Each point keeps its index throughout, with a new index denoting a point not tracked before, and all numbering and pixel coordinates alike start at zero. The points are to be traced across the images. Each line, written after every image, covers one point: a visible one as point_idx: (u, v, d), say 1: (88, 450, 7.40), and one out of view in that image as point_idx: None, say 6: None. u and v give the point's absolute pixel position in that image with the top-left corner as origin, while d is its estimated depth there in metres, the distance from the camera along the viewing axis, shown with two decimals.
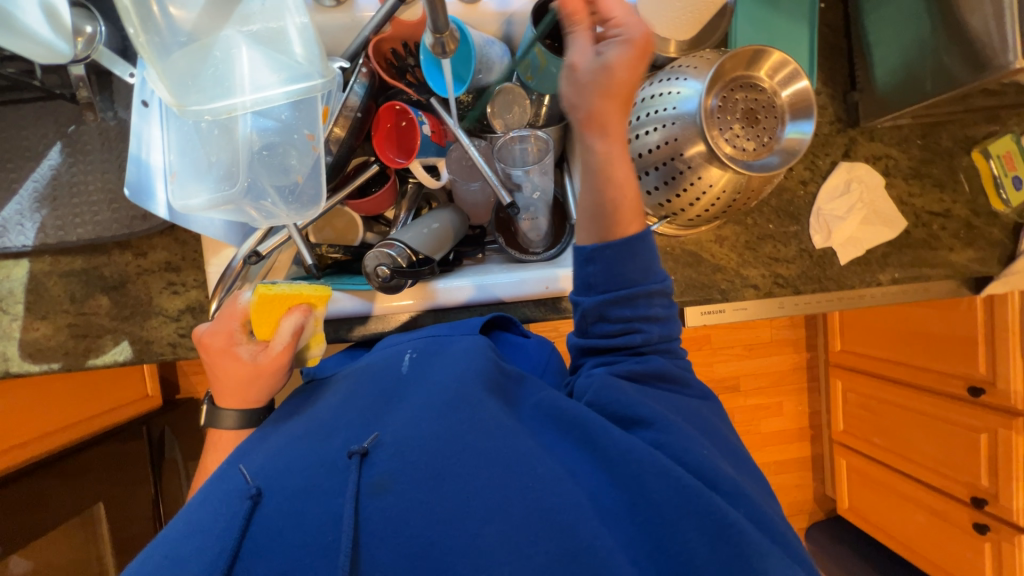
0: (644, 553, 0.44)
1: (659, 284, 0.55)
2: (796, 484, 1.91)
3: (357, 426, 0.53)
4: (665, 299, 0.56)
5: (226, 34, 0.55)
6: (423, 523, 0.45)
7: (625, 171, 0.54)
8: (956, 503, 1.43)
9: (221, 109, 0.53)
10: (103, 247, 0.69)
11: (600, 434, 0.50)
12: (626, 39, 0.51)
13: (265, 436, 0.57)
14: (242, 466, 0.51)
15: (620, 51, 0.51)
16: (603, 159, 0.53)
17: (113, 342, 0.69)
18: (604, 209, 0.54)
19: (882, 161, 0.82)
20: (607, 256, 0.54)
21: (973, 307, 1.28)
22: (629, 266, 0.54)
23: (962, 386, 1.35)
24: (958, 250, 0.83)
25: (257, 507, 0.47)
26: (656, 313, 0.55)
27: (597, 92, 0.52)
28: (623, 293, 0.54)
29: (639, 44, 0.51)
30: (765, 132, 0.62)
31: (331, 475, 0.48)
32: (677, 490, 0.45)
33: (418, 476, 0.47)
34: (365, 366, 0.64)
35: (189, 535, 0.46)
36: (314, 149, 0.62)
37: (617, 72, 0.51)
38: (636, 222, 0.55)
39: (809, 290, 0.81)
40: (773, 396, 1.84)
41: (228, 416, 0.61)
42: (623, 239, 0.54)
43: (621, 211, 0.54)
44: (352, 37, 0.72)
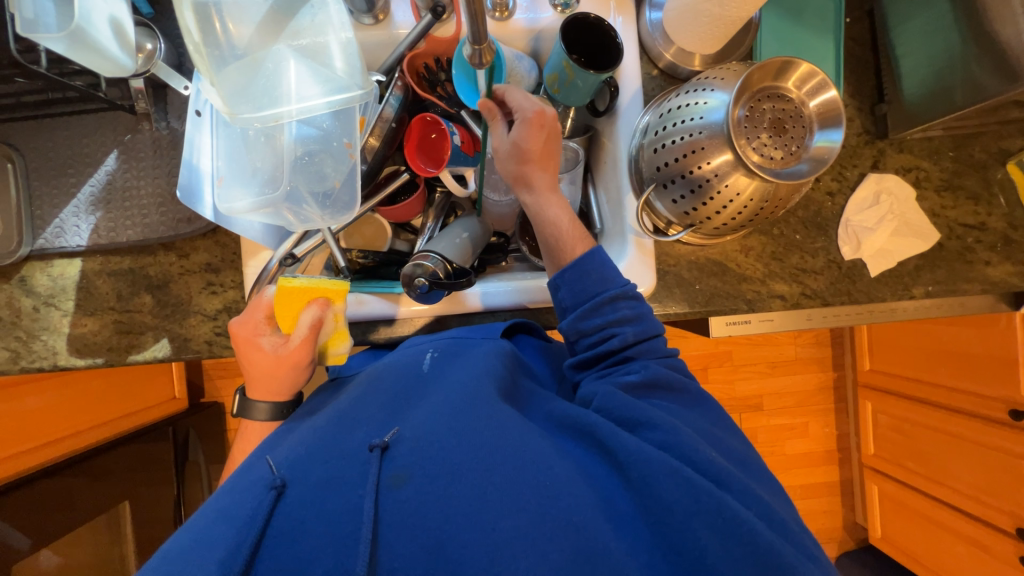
0: (658, 555, 0.44)
1: (619, 289, 0.60)
2: (824, 510, 1.83)
3: (377, 421, 0.54)
4: (630, 300, 0.60)
5: (278, 49, 0.59)
6: (441, 516, 0.45)
7: (557, 209, 0.63)
8: (999, 534, 1.35)
9: (268, 117, 0.57)
10: (149, 248, 0.73)
11: (608, 438, 0.50)
12: (525, 118, 0.61)
13: (293, 429, 0.58)
14: (268, 457, 0.52)
15: (525, 127, 0.61)
16: (535, 209, 0.64)
17: (154, 339, 0.72)
18: (554, 245, 0.63)
19: (913, 172, 0.81)
20: (567, 279, 0.61)
21: (1011, 325, 1.23)
22: (587, 280, 0.60)
23: (1003, 409, 1.29)
24: (996, 263, 0.81)
25: (280, 497, 0.47)
26: (623, 315, 0.59)
27: (515, 162, 0.63)
28: (589, 305, 0.59)
29: (538, 117, 0.61)
30: (793, 141, 0.62)
31: (352, 467, 0.49)
32: (689, 492, 0.44)
33: (437, 469, 0.48)
34: (385, 367, 0.65)
35: (213, 518, 0.46)
36: (351, 157, 0.65)
37: (529, 143, 0.62)
38: (584, 243, 0.63)
39: (838, 302, 0.79)
40: (798, 417, 1.78)
41: (260, 408, 0.64)
42: (572, 261, 0.61)
43: (563, 241, 0.63)
44: (388, 53, 0.76)
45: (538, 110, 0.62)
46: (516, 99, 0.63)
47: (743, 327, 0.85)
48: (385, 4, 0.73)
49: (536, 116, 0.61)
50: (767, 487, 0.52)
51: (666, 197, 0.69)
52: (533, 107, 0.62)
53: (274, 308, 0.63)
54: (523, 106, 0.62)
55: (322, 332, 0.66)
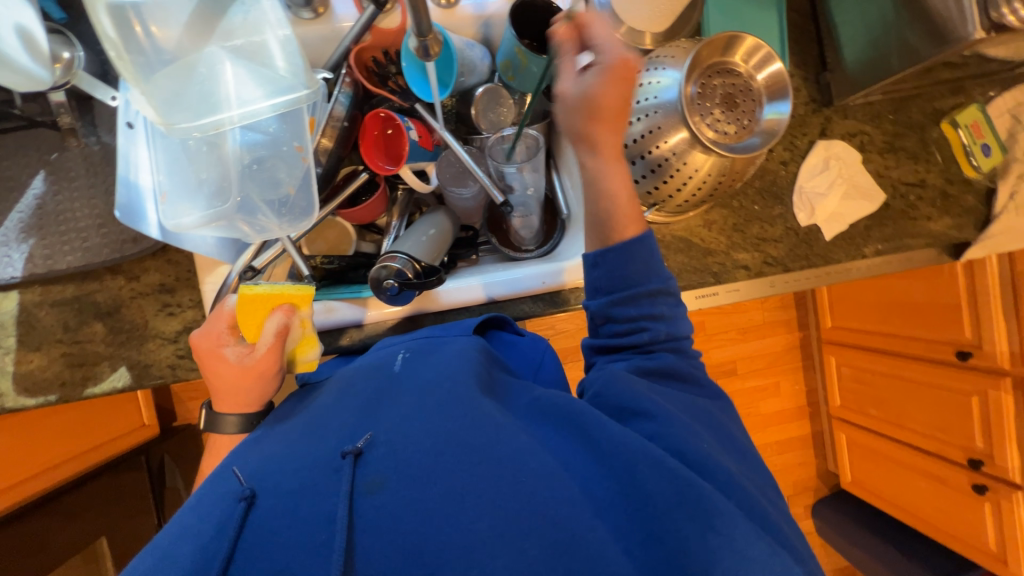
0: (635, 542, 0.44)
1: (661, 284, 0.57)
2: (799, 462, 1.94)
3: (349, 427, 0.53)
4: (669, 297, 0.58)
5: (210, 51, 0.55)
6: (418, 519, 0.45)
7: (618, 181, 0.57)
8: (953, 466, 1.47)
9: (209, 125, 0.53)
10: (94, 273, 0.68)
11: (594, 429, 0.51)
12: (607, 66, 0.54)
13: (263, 436, 0.56)
14: (235, 468, 0.51)
15: (603, 77, 0.54)
16: (593, 175, 0.58)
17: (111, 369, 0.68)
18: (605, 220, 0.58)
19: (857, 137, 0.85)
20: (610, 259, 0.57)
21: (954, 273, 1.33)
22: (632, 267, 0.57)
23: (950, 352, 1.39)
24: (936, 218, 0.86)
25: (251, 508, 0.47)
26: (660, 312, 0.57)
27: (584, 117, 0.56)
28: (626, 293, 0.56)
29: (623, 73, 0.54)
30: (744, 116, 0.63)
31: (325, 475, 0.48)
32: (670, 482, 0.46)
33: (413, 471, 0.48)
34: (357, 370, 0.63)
35: (184, 537, 0.45)
36: (303, 160, 0.62)
37: (607, 100, 0.55)
38: (636, 225, 0.58)
39: (798, 267, 0.83)
40: (769, 377, 1.87)
41: (229, 421, 0.61)
42: (620, 243, 0.57)
43: (616, 217, 0.58)
44: (333, 48, 0.73)
45: (622, 59, 0.54)
46: (609, 47, 0.54)
47: (711, 299, 0.88)
48: None
49: (624, 72, 0.54)
50: (738, 457, 0.53)
51: None
52: (621, 62, 0.54)
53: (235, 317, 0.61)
54: (610, 57, 0.54)
55: (289, 339, 0.64)
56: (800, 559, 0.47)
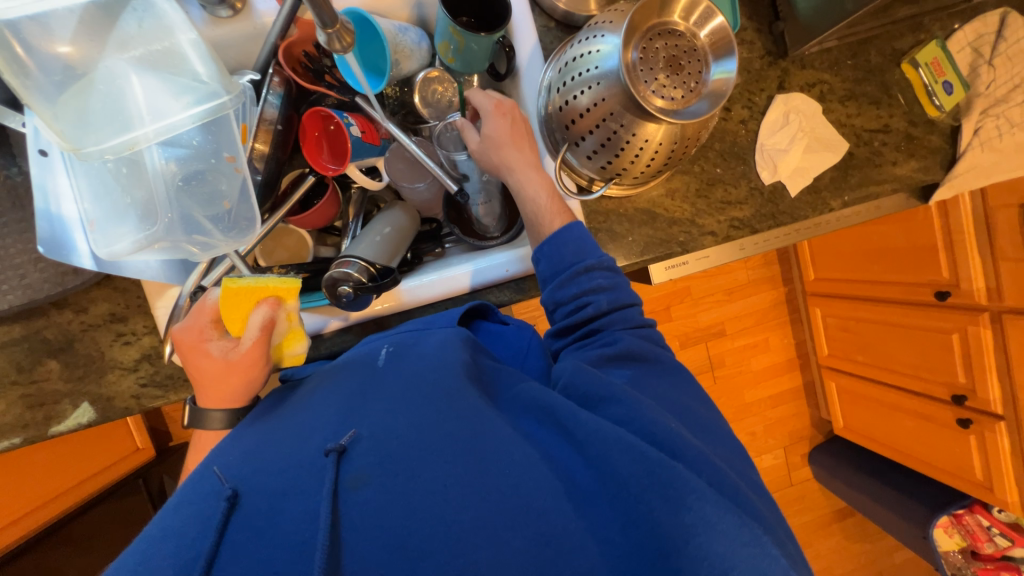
0: (615, 529, 0.44)
1: (595, 260, 0.60)
2: (793, 413, 1.97)
3: (333, 423, 0.51)
4: (606, 271, 0.61)
5: (108, 64, 0.51)
6: (403, 512, 0.43)
7: (536, 185, 0.64)
8: (938, 404, 1.50)
9: (123, 145, 0.50)
10: (40, 309, 0.66)
11: (568, 418, 0.50)
12: (489, 112, 0.65)
13: (244, 433, 0.53)
14: (215, 468, 0.48)
15: (491, 120, 0.64)
16: (516, 189, 0.64)
17: (73, 406, 0.67)
18: (534, 219, 0.64)
19: (817, 87, 0.83)
20: (547, 251, 0.61)
21: (929, 215, 1.33)
22: (565, 251, 0.60)
23: (929, 292, 1.41)
24: (902, 162, 0.85)
25: (234, 509, 0.44)
26: (598, 284, 0.59)
27: (492, 151, 0.65)
28: (565, 274, 0.60)
29: (498, 110, 0.65)
30: (691, 78, 0.60)
31: (306, 475, 0.45)
32: (642, 465, 0.45)
33: (396, 466, 0.46)
34: (342, 365, 0.62)
35: (160, 540, 0.43)
36: (238, 171, 0.59)
37: (496, 133, 0.64)
38: (562, 217, 0.63)
39: (765, 227, 0.82)
40: (758, 334, 1.88)
41: (215, 417, 0.58)
42: (551, 235, 0.62)
43: (542, 213, 0.63)
44: (259, 46, 0.69)
45: (498, 103, 0.65)
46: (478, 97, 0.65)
47: (681, 268, 0.87)
48: None
49: (498, 110, 0.65)
50: (706, 431, 0.53)
51: (580, 154, 0.68)
52: (490, 104, 0.65)
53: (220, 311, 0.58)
54: (483, 104, 0.66)
55: (274, 333, 0.61)
56: (774, 533, 0.46)
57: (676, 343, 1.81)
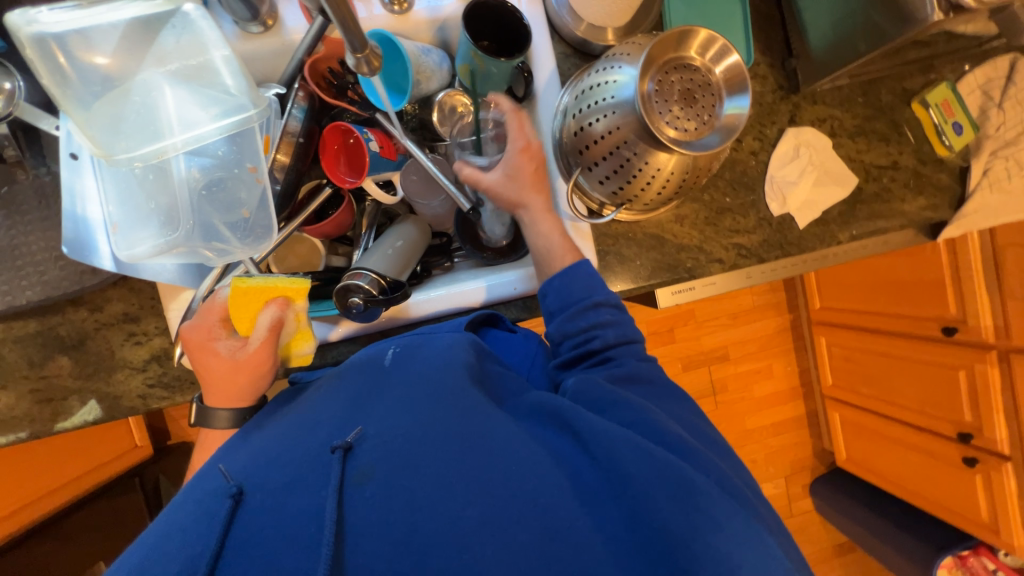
0: (621, 528, 0.43)
1: (603, 297, 0.61)
2: (795, 443, 1.94)
3: (338, 420, 0.51)
4: (614, 308, 0.61)
5: (145, 77, 0.53)
6: (405, 507, 0.43)
7: (551, 224, 0.65)
8: (944, 441, 1.48)
9: (151, 154, 0.52)
10: (56, 306, 0.67)
11: (574, 419, 0.49)
12: (516, 149, 0.65)
13: (250, 431, 0.54)
14: (222, 465, 0.48)
15: (516, 157, 0.65)
16: (529, 223, 0.66)
17: (80, 403, 0.67)
18: (544, 254, 0.65)
19: (827, 122, 0.84)
20: (555, 285, 0.63)
21: (937, 251, 1.33)
22: (574, 286, 0.61)
23: (937, 327, 1.40)
24: (910, 199, 0.86)
25: (239, 506, 0.44)
26: (606, 319, 0.60)
27: (513, 186, 0.65)
28: (575, 308, 0.60)
29: (526, 149, 0.65)
30: (704, 111, 0.62)
31: (311, 470, 0.46)
32: (650, 466, 0.44)
33: (399, 463, 0.46)
34: (347, 366, 0.62)
35: (168, 534, 0.43)
36: (259, 181, 0.61)
37: (519, 170, 0.65)
38: (573, 255, 0.65)
39: (772, 256, 0.82)
40: (762, 360, 1.87)
41: (220, 416, 0.58)
42: (561, 271, 0.63)
43: (554, 251, 0.65)
44: (286, 61, 0.71)
45: (528, 141, 0.65)
46: (510, 130, 0.65)
47: (689, 293, 0.88)
48: (271, 7, 0.67)
49: (526, 148, 0.65)
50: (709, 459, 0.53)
51: (592, 178, 0.69)
52: (521, 139, 0.65)
53: (229, 310, 0.59)
54: (513, 137, 0.66)
55: (283, 333, 0.62)
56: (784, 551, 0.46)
57: (679, 366, 1.80)
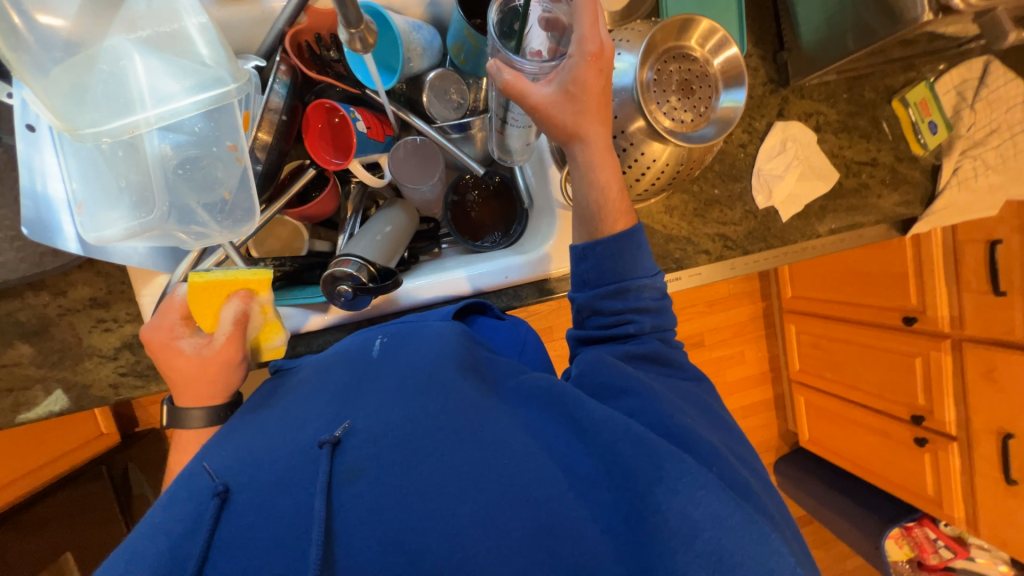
0: (618, 519, 0.43)
1: (647, 279, 0.58)
2: (761, 424, 2.04)
3: (327, 414, 0.50)
4: (656, 293, 0.59)
5: (114, 44, 0.49)
6: (398, 506, 0.42)
7: (610, 172, 0.55)
8: (898, 422, 1.58)
9: (122, 129, 0.48)
10: (13, 290, 0.62)
11: (575, 407, 0.50)
12: (585, 52, 0.49)
13: (235, 426, 0.52)
14: (205, 464, 0.47)
15: (582, 64, 0.49)
16: (585, 165, 0.55)
17: (45, 393, 0.64)
18: (594, 210, 0.57)
19: (813, 117, 0.86)
20: (599, 252, 0.57)
21: (902, 244, 1.40)
22: (619, 261, 0.57)
23: (898, 317, 1.48)
24: (886, 195, 0.89)
25: (225, 504, 0.43)
26: (646, 305, 0.57)
27: (571, 107, 0.52)
28: (613, 287, 0.57)
29: (596, 56, 0.49)
30: (701, 102, 0.61)
31: (300, 466, 0.45)
32: (646, 452, 0.45)
33: (391, 459, 0.45)
34: (333, 356, 0.60)
35: (151, 538, 0.42)
36: (239, 160, 0.58)
37: (584, 87, 0.51)
38: (625, 218, 0.58)
39: (756, 249, 0.84)
40: (735, 346, 1.94)
41: (194, 415, 0.55)
42: (611, 237, 0.57)
43: (607, 209, 0.57)
44: (265, 31, 0.67)
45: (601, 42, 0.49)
46: (581, 21, 0.47)
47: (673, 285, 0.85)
48: None
49: (599, 53, 0.49)
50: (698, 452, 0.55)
51: None
52: (594, 40, 0.48)
53: (190, 306, 0.57)
54: (584, 33, 0.48)
55: (250, 327, 0.60)
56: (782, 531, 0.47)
57: None
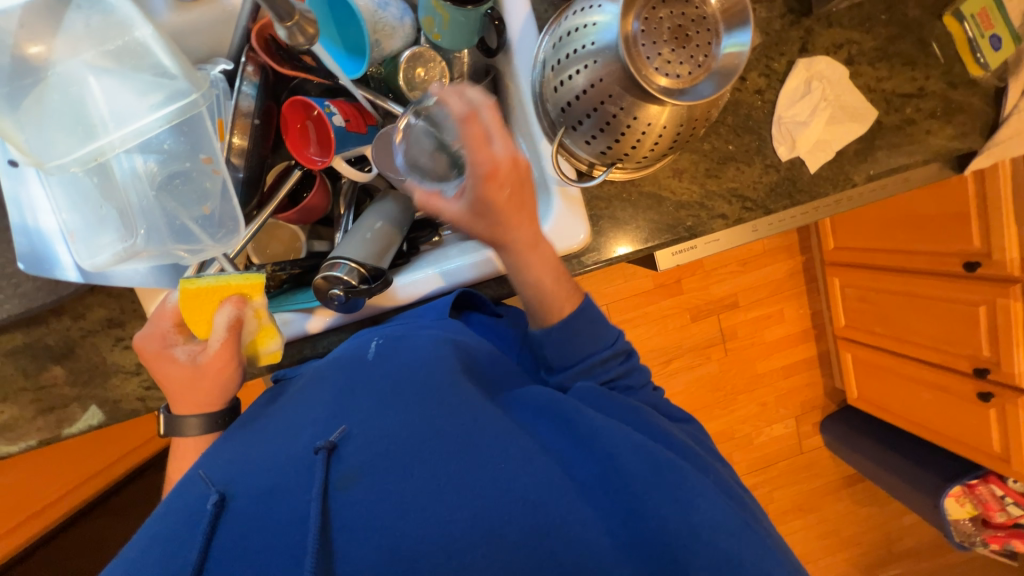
0: (616, 522, 0.44)
1: (610, 350, 0.59)
2: (806, 383, 1.93)
3: (323, 420, 0.50)
4: (620, 356, 0.61)
5: (69, 68, 0.49)
6: (394, 511, 0.42)
7: (541, 270, 0.55)
8: (959, 376, 1.45)
9: (89, 156, 0.49)
10: (39, 317, 0.66)
11: (572, 413, 0.51)
12: (481, 176, 0.45)
13: (233, 434, 0.53)
14: (204, 472, 0.48)
15: (482, 186, 0.46)
16: (515, 269, 0.54)
17: (82, 409, 0.68)
18: (535, 302, 0.57)
19: (844, 48, 0.75)
20: (556, 338, 0.58)
21: (963, 181, 1.24)
22: (579, 341, 0.58)
23: (958, 263, 1.34)
24: (937, 130, 0.77)
25: (221, 512, 0.44)
26: (614, 373, 0.59)
27: (483, 224, 0.49)
28: (581, 366, 0.58)
29: (494, 174, 0.45)
30: (699, 51, 0.53)
31: (297, 472, 0.45)
32: (645, 460, 0.46)
33: (387, 464, 0.45)
34: (329, 362, 0.60)
35: (147, 549, 0.44)
36: (217, 173, 0.57)
37: (491, 206, 0.47)
38: (571, 301, 0.58)
39: (781, 207, 0.75)
40: (772, 305, 1.83)
41: (191, 423, 0.58)
42: (562, 322, 0.57)
43: (547, 300, 0.57)
44: (231, 30, 0.65)
45: (496, 160, 0.45)
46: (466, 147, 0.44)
47: (690, 253, 0.82)
48: None
49: (494, 175, 0.45)
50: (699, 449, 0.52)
51: (578, 138, 0.62)
52: (486, 162, 0.44)
53: (183, 315, 0.59)
54: (473, 157, 0.44)
55: (245, 332, 0.61)
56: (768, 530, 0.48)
57: (687, 316, 1.76)
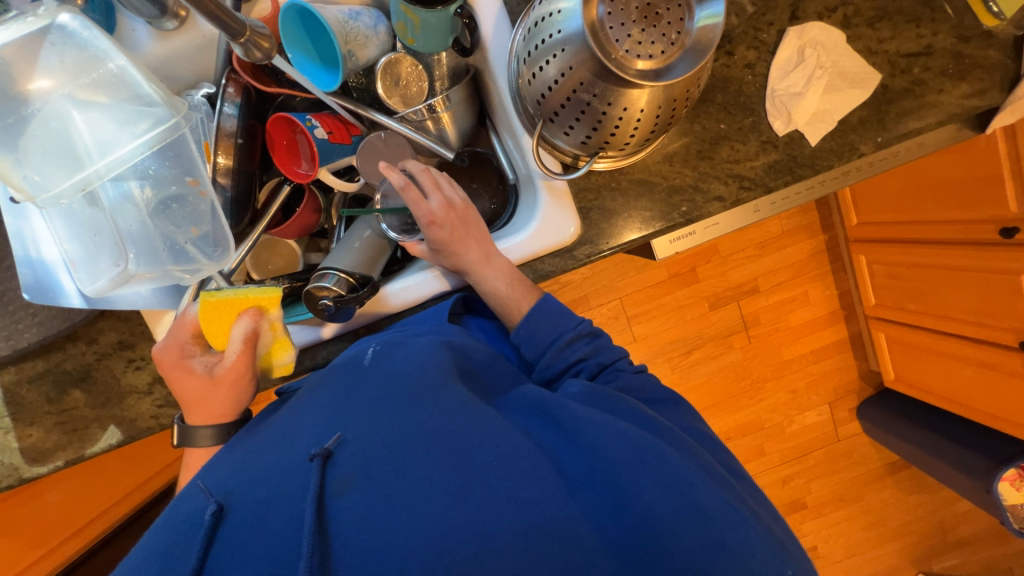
0: (606, 515, 0.44)
1: (574, 332, 0.63)
2: (837, 368, 1.83)
3: (318, 427, 0.50)
4: (587, 337, 0.64)
5: (54, 104, 0.52)
6: (387, 514, 0.42)
7: (495, 278, 0.63)
8: (1003, 351, 1.33)
9: (75, 185, 0.51)
10: (57, 343, 0.70)
11: (561, 410, 0.51)
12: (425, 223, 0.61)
13: (235, 444, 0.54)
14: (206, 484, 0.49)
15: (429, 229, 0.61)
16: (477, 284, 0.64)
17: (102, 429, 0.71)
18: (502, 307, 0.65)
19: (838, 11, 0.71)
20: (525, 333, 0.63)
21: (991, 142, 1.16)
22: (543, 329, 0.63)
23: (994, 230, 1.25)
24: (950, 88, 0.71)
25: (218, 522, 0.45)
26: (582, 353, 0.62)
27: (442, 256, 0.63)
28: (548, 352, 0.62)
29: (432, 219, 0.60)
30: (671, 28, 0.51)
31: (293, 479, 0.46)
32: (633, 451, 0.46)
33: (379, 468, 0.45)
34: (328, 369, 0.60)
35: (147, 559, 0.45)
36: (204, 194, 0.59)
37: (441, 242, 0.62)
38: (529, 297, 0.64)
39: (781, 184, 0.72)
40: (795, 287, 1.75)
41: (204, 434, 0.59)
42: (526, 317, 0.63)
43: (509, 302, 0.64)
44: (213, 54, 0.67)
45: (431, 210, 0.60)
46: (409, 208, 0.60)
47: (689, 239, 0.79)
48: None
49: (433, 221, 0.60)
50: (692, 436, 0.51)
51: (557, 129, 0.61)
52: (424, 212, 0.60)
53: (201, 326, 0.60)
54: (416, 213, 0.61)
55: (261, 344, 0.62)
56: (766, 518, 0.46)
57: (705, 304, 1.71)
